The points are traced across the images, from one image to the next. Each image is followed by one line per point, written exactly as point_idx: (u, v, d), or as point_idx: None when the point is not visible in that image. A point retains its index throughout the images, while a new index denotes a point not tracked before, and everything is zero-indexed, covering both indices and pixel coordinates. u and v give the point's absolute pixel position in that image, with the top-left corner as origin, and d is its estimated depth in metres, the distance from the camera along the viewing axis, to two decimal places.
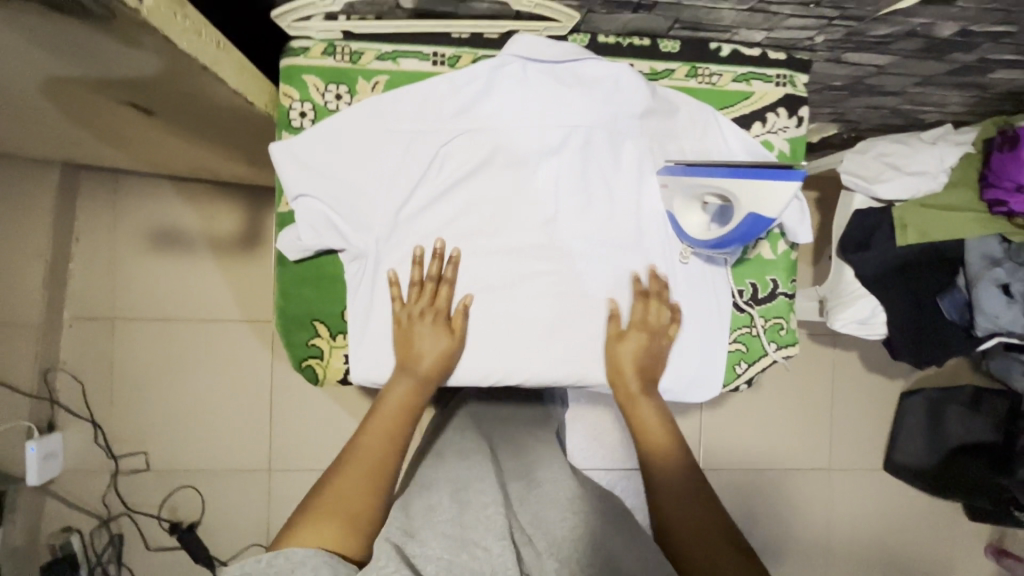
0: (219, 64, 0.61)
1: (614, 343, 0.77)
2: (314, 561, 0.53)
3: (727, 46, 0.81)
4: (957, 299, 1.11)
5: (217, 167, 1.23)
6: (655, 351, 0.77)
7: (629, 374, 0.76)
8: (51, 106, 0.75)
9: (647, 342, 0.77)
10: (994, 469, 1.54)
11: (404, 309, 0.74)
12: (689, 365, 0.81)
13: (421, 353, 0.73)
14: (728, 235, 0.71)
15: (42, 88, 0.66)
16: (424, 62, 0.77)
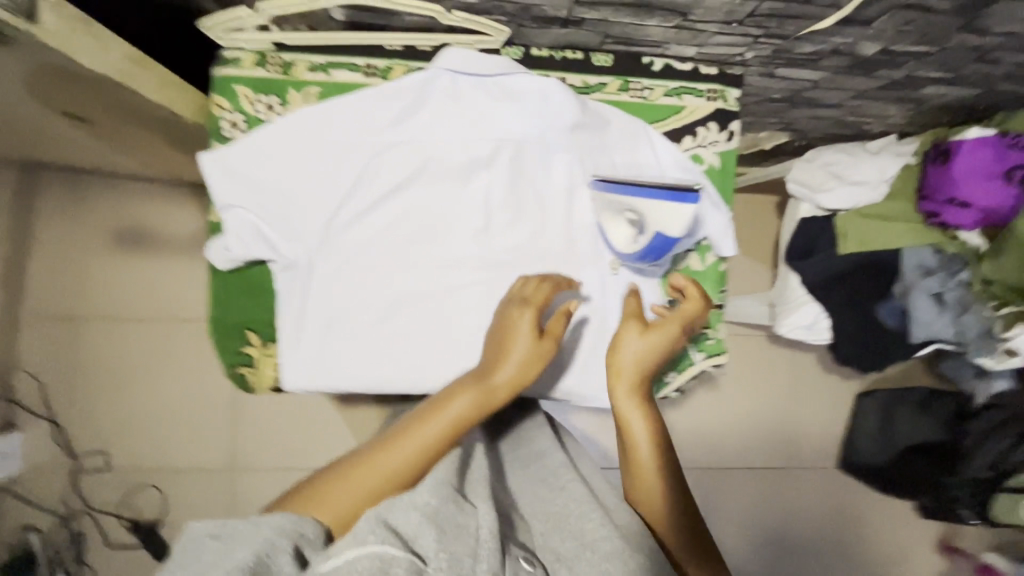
0: (133, 79, 0.61)
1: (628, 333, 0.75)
2: (278, 522, 0.52)
3: (660, 61, 0.83)
4: (894, 307, 1.13)
5: (173, 166, 1.22)
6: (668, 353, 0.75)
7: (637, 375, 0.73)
8: None
9: (665, 343, 0.74)
10: (939, 468, 1.54)
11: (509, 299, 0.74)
12: None
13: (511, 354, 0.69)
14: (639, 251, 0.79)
15: None
16: (356, 74, 0.77)
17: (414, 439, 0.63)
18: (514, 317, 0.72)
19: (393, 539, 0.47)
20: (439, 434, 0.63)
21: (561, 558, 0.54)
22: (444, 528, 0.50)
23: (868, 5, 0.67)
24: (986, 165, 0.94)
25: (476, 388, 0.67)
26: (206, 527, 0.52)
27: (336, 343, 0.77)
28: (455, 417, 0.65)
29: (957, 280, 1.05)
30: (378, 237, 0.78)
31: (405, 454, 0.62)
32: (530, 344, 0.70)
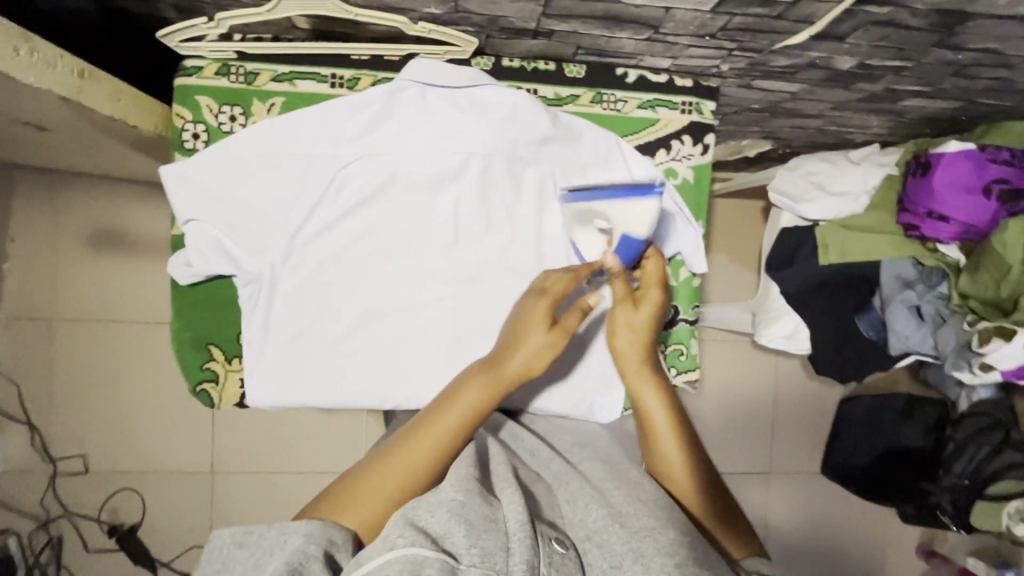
0: (83, 93, 0.60)
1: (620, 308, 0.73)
2: (304, 529, 0.52)
3: (634, 72, 0.81)
4: (873, 319, 1.13)
5: (148, 168, 1.20)
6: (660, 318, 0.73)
7: (635, 348, 0.71)
8: None
9: (654, 309, 0.73)
10: (921, 474, 1.50)
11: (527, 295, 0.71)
12: (590, 388, 0.83)
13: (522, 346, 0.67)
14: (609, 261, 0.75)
15: None
16: (322, 84, 0.76)
17: (432, 435, 0.60)
18: (531, 309, 0.69)
19: (422, 540, 0.46)
20: (456, 427, 0.61)
21: (591, 535, 0.52)
22: (473, 522, 0.48)
23: (842, 21, 0.66)
24: (966, 178, 0.93)
25: (489, 377, 0.64)
26: (236, 541, 0.53)
27: (301, 357, 0.77)
28: (472, 408, 0.62)
29: (935, 293, 1.05)
30: (345, 250, 0.77)
31: (426, 453, 0.59)
32: (544, 333, 0.67)
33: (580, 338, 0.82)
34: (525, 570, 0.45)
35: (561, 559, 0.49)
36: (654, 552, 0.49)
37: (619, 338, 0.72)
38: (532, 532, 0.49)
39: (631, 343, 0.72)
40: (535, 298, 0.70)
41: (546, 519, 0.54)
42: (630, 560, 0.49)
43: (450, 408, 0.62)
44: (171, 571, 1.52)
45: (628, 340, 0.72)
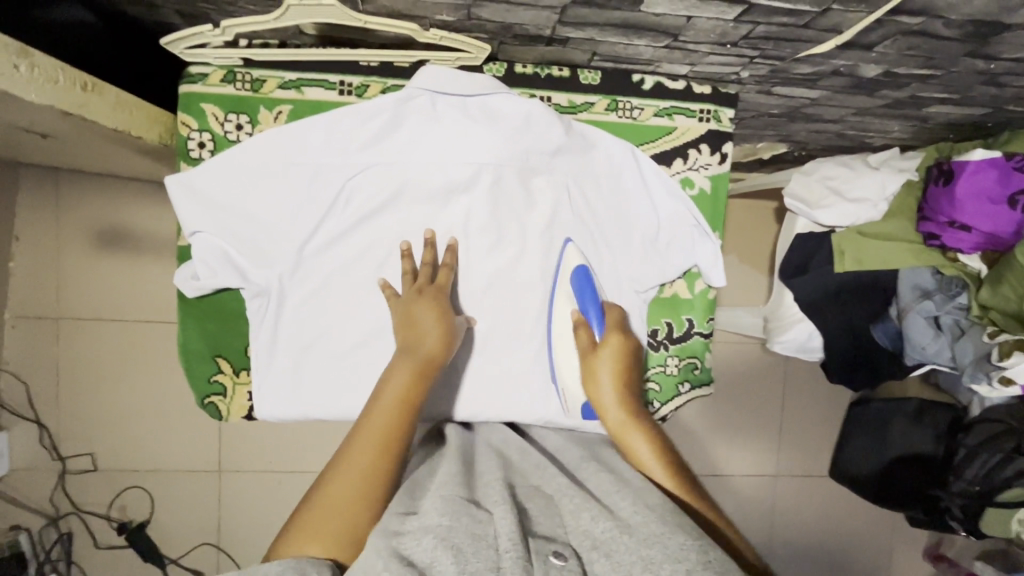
0: (86, 107, 0.59)
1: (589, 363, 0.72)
2: (279, 570, 0.45)
3: (650, 78, 0.79)
4: (889, 328, 1.11)
5: (153, 169, 1.18)
6: (631, 360, 0.73)
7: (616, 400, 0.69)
8: None
9: (625, 349, 0.73)
10: (931, 480, 1.50)
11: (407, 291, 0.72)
12: None
13: (422, 332, 0.69)
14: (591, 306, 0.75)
15: None
16: (330, 91, 0.74)
17: (367, 435, 0.60)
18: (414, 303, 0.71)
19: (407, 574, 0.43)
20: (390, 418, 0.61)
21: (597, 544, 0.48)
22: (461, 548, 0.45)
23: (871, 31, 0.63)
24: (990, 187, 0.91)
25: (408, 363, 0.66)
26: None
27: (309, 370, 0.76)
28: (399, 400, 0.63)
29: (955, 303, 1.02)
30: (353, 261, 0.75)
31: (367, 450, 0.58)
32: (435, 317, 0.70)
33: None
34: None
35: (558, 573, 0.45)
36: (663, 559, 0.45)
37: (606, 405, 0.69)
38: (523, 546, 0.46)
39: (614, 399, 0.69)
40: (417, 294, 0.72)
41: (538, 530, 0.51)
42: (638, 567, 0.45)
43: (380, 404, 0.63)
44: (180, 568, 1.54)
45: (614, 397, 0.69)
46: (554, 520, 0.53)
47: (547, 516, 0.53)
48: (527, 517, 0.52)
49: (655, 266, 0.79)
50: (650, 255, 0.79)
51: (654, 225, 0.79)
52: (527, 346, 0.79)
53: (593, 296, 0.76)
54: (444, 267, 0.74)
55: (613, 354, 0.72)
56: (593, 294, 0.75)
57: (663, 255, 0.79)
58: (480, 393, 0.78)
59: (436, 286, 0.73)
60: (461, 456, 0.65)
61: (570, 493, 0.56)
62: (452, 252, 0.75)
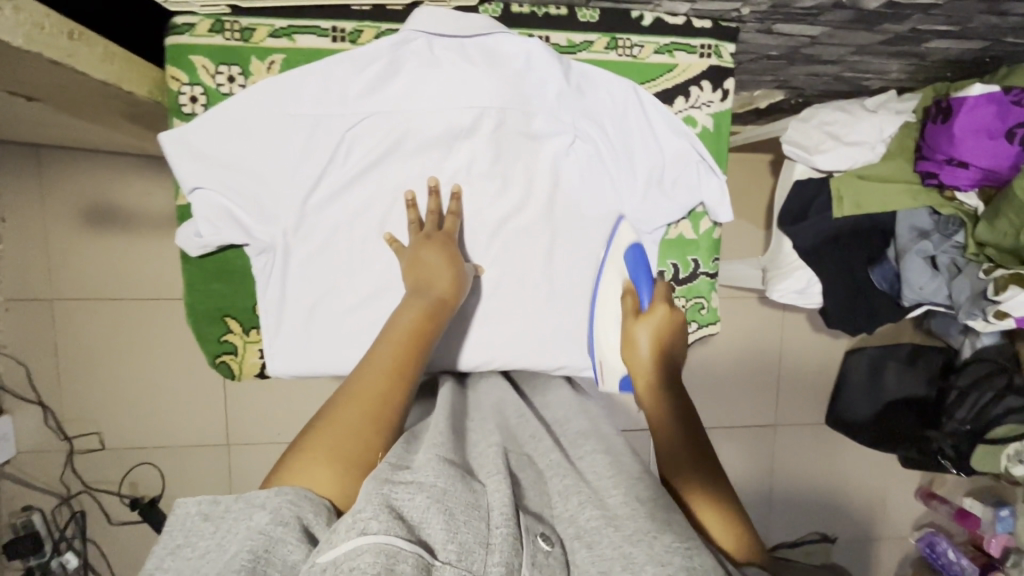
0: (76, 57, 0.56)
1: (628, 327, 0.71)
2: (273, 504, 0.46)
3: (649, 15, 0.77)
4: (887, 270, 1.12)
5: (137, 141, 1.15)
6: (676, 334, 0.71)
7: (651, 364, 0.68)
8: None
9: (666, 324, 0.70)
10: (924, 422, 1.56)
11: (416, 236, 0.73)
12: None
13: (432, 277, 0.69)
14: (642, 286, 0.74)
15: None
16: (323, 38, 0.71)
17: (376, 368, 0.60)
18: (424, 251, 0.71)
19: (398, 528, 0.40)
20: (397, 353, 0.62)
21: (580, 534, 0.47)
22: (453, 513, 0.44)
23: None
24: (988, 121, 0.91)
25: (421, 303, 0.67)
26: (198, 512, 0.47)
27: (318, 330, 0.76)
28: (406, 337, 0.63)
29: (952, 242, 1.04)
30: (356, 215, 0.75)
31: (377, 381, 0.59)
32: (443, 255, 0.71)
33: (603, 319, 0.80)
34: (503, 572, 0.40)
35: (545, 557, 0.45)
36: (645, 560, 0.42)
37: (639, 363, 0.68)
38: (517, 523, 0.46)
39: (647, 365, 0.68)
40: (423, 240, 0.72)
41: (532, 510, 0.50)
42: (618, 565, 0.43)
43: (390, 339, 0.63)
44: None
45: (645, 361, 0.68)
46: (543, 498, 0.53)
47: (536, 493, 0.54)
48: (519, 492, 0.52)
49: (659, 205, 0.78)
50: (654, 200, 0.78)
51: (659, 164, 0.78)
52: (534, 298, 0.79)
53: (645, 272, 0.75)
54: (451, 214, 0.74)
55: (656, 324, 0.70)
56: (646, 271, 0.75)
57: (667, 194, 0.78)
58: (491, 341, 0.79)
59: (445, 232, 0.73)
60: (456, 419, 0.65)
61: (561, 473, 0.56)
62: (456, 200, 0.75)
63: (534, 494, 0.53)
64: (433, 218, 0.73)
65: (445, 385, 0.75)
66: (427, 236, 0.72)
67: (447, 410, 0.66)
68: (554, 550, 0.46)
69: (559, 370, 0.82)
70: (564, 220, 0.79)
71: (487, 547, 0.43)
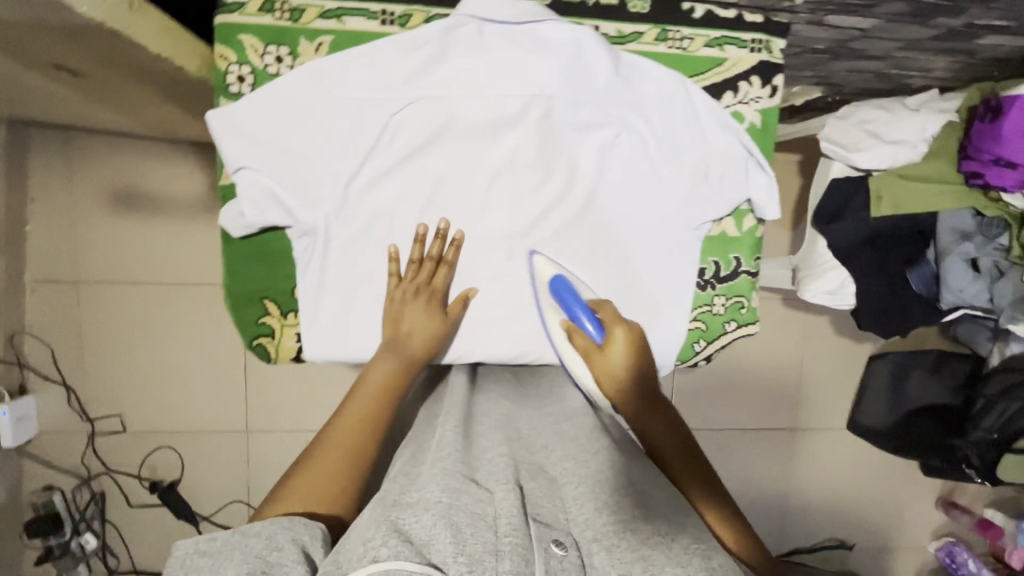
0: (135, 28, 0.56)
1: (600, 365, 0.68)
2: (268, 531, 0.47)
3: (701, 7, 0.76)
4: (925, 273, 1.10)
5: (168, 124, 1.15)
6: (636, 348, 0.69)
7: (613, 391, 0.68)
8: None
9: (628, 346, 0.68)
10: (948, 430, 1.53)
11: (399, 287, 0.72)
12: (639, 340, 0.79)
13: (413, 329, 0.70)
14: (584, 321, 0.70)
15: None
16: (372, 21, 0.71)
17: (353, 414, 0.61)
18: (409, 303, 0.71)
19: (408, 550, 0.41)
20: (375, 400, 0.63)
21: (599, 537, 0.48)
22: (461, 527, 0.44)
23: None
24: None
25: (401, 355, 0.68)
26: (192, 548, 0.46)
27: (355, 316, 0.75)
28: (385, 382, 0.65)
29: (995, 244, 1.04)
30: (398, 199, 0.74)
31: (354, 428, 0.60)
32: (429, 306, 0.72)
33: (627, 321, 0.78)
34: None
35: (559, 562, 0.45)
36: (665, 563, 0.44)
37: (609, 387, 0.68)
38: (526, 532, 0.46)
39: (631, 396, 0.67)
40: (414, 294, 0.72)
41: (541, 516, 0.50)
42: (639, 567, 0.44)
43: (362, 392, 0.64)
44: (212, 525, 1.56)
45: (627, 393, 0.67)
46: (556, 505, 0.52)
47: (549, 500, 0.52)
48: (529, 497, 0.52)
49: (706, 199, 0.77)
50: (703, 193, 0.77)
51: (704, 158, 0.76)
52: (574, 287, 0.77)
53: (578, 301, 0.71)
54: (444, 265, 0.74)
55: (626, 349, 0.68)
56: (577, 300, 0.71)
57: (715, 189, 0.76)
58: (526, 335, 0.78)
59: (433, 288, 0.73)
60: (462, 420, 0.63)
61: (579, 478, 0.55)
62: (456, 248, 0.74)
63: (543, 492, 0.53)
64: (428, 265, 0.73)
65: (457, 376, 0.75)
66: (421, 292, 0.72)
67: (459, 408, 0.65)
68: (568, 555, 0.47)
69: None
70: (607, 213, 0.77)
71: (499, 561, 0.43)
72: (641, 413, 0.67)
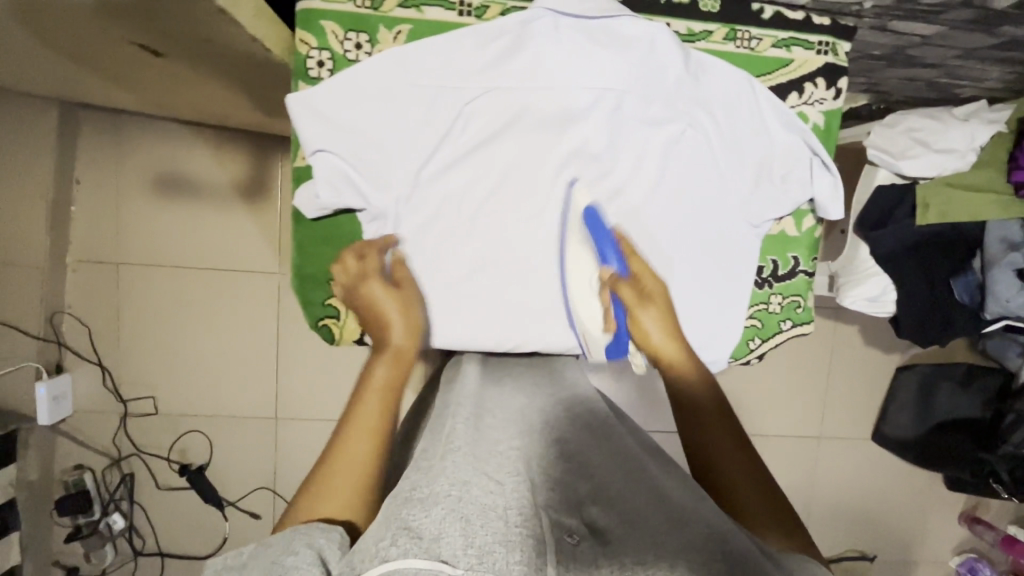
0: (237, 6, 0.59)
1: (638, 305, 0.69)
2: (286, 538, 0.45)
3: (770, 8, 0.77)
4: (968, 282, 1.12)
5: (220, 110, 1.17)
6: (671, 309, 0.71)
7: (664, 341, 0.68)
8: (68, 39, 0.73)
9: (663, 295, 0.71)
10: (978, 444, 1.51)
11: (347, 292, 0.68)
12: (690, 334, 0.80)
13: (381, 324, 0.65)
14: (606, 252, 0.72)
15: (57, 19, 0.64)
16: (450, 12, 0.73)
17: (362, 429, 0.54)
18: (360, 300, 0.67)
19: (418, 547, 0.38)
20: (381, 406, 0.57)
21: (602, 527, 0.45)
22: (470, 518, 0.41)
23: None
24: None
25: (386, 352, 0.61)
26: (215, 566, 0.44)
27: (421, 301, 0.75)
28: (383, 384, 0.58)
29: None
30: (465, 185, 0.75)
31: (363, 447, 0.53)
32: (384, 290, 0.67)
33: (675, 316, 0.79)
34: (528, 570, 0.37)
35: (575, 552, 0.42)
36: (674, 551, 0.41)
37: (657, 340, 0.68)
38: (536, 523, 0.43)
39: (662, 338, 0.68)
40: (360, 287, 0.67)
41: (553, 506, 0.46)
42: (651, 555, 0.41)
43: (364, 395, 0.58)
44: (238, 510, 1.56)
45: (659, 334, 0.68)
46: (569, 495, 0.49)
47: (562, 489, 0.49)
48: (543, 489, 0.49)
49: (768, 197, 0.78)
50: (767, 190, 0.78)
51: (768, 157, 0.78)
52: None
53: (604, 235, 0.74)
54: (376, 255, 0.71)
55: (660, 299, 0.71)
56: (605, 233, 0.74)
57: (778, 188, 0.78)
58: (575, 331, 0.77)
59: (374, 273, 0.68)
60: (473, 411, 0.60)
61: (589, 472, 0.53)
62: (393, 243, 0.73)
63: (551, 487, 0.49)
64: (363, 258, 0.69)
65: (469, 368, 0.74)
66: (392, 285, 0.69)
67: (466, 403, 0.62)
68: (584, 545, 0.42)
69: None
70: (669, 209, 0.78)
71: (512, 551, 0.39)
72: (676, 354, 0.67)
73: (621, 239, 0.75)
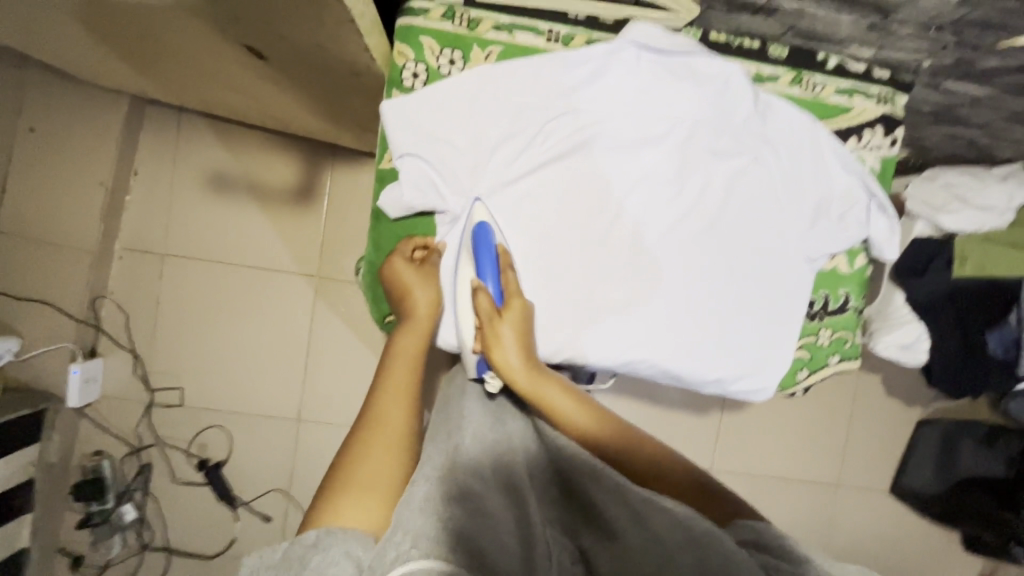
0: (361, 17, 0.66)
1: (490, 327, 0.65)
2: (324, 541, 0.46)
3: (834, 58, 0.82)
4: (1005, 335, 1.13)
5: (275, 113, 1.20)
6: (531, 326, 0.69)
7: (520, 366, 0.64)
8: (189, 40, 0.80)
9: (525, 315, 0.68)
10: (999, 503, 1.49)
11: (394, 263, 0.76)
12: (737, 363, 0.82)
13: (416, 305, 0.73)
14: (483, 267, 0.69)
15: (193, 21, 0.71)
16: (539, 38, 0.79)
17: (395, 403, 0.62)
18: (400, 278, 0.75)
19: (439, 550, 0.40)
20: (408, 384, 0.64)
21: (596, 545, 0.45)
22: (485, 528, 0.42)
23: None
24: None
25: (417, 331, 0.70)
26: (258, 564, 0.45)
27: None
28: (412, 358, 0.67)
29: None
30: (534, 199, 0.78)
31: (398, 421, 0.60)
32: (418, 273, 0.75)
33: (715, 341, 0.82)
34: None
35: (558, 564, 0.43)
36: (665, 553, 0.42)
37: (513, 367, 0.64)
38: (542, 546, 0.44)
39: (518, 360, 0.64)
40: (401, 264, 0.76)
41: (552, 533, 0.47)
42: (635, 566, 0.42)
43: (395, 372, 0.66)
44: (250, 510, 1.52)
45: (515, 357, 0.64)
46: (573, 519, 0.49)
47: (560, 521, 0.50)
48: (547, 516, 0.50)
49: (825, 234, 0.82)
50: (824, 228, 0.82)
51: (826, 196, 0.81)
52: (686, 301, 0.80)
53: (487, 248, 0.70)
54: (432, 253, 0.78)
55: (516, 318, 0.67)
56: (488, 246, 0.70)
57: (835, 227, 0.82)
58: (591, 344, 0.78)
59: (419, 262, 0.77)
60: (483, 422, 0.60)
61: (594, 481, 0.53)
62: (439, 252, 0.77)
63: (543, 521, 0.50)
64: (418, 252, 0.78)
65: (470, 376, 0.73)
66: (416, 263, 0.77)
67: (470, 412, 0.62)
68: None
69: (714, 383, 0.83)
70: (726, 238, 0.81)
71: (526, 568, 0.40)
72: (530, 381, 0.64)
73: (502, 257, 0.71)
